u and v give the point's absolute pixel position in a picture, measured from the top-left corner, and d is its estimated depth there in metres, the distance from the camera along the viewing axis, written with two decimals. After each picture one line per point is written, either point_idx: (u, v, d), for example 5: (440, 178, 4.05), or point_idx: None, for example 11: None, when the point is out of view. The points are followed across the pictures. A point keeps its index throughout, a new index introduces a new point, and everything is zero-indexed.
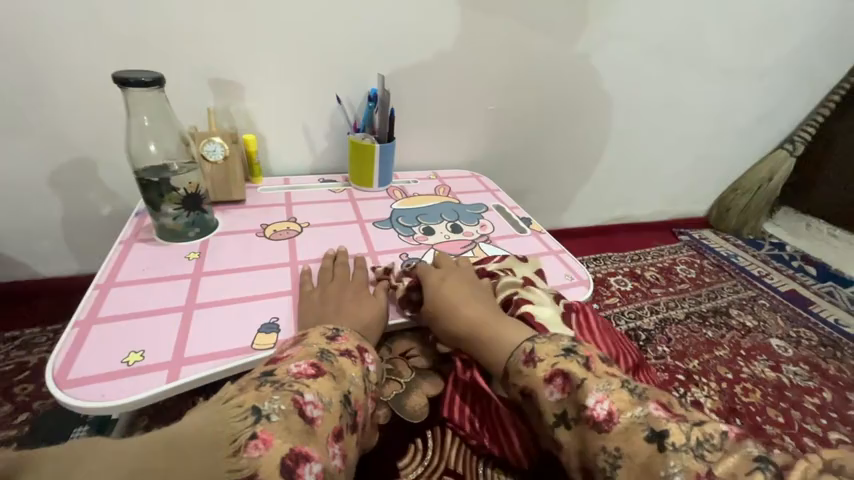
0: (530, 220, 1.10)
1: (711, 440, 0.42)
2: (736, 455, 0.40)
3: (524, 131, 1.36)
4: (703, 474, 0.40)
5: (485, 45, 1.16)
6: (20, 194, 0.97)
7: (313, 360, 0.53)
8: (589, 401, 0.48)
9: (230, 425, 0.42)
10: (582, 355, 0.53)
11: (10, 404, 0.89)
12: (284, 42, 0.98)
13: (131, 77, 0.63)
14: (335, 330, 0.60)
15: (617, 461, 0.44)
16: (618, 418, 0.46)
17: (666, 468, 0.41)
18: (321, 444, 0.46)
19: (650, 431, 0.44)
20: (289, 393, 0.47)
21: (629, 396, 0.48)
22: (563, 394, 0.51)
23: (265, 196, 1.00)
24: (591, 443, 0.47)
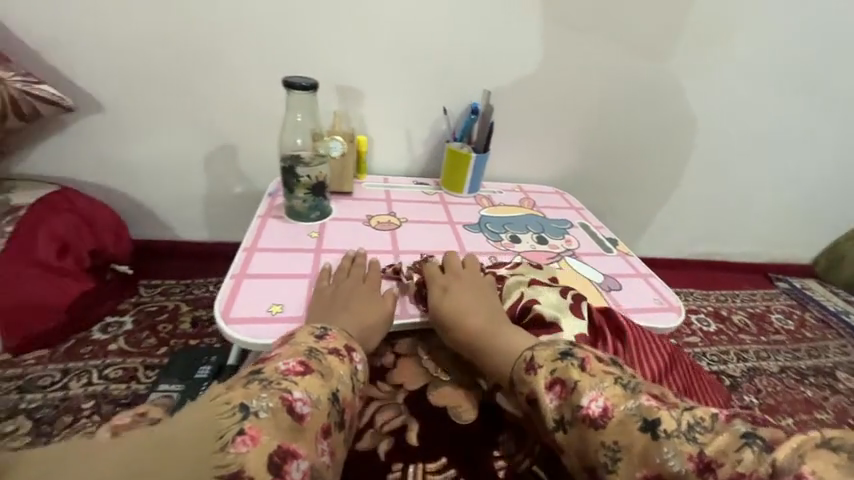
0: (616, 241, 1.10)
1: (703, 423, 0.46)
2: (730, 435, 0.44)
3: (616, 153, 1.36)
4: (695, 455, 0.44)
5: (588, 66, 1.21)
6: (166, 166, 1.10)
7: (302, 358, 0.53)
8: (585, 401, 0.52)
9: (218, 423, 0.43)
10: (579, 358, 0.56)
11: (155, 337, 1.02)
12: (405, 57, 1.11)
13: (296, 81, 0.78)
14: (322, 328, 0.61)
15: (617, 455, 0.48)
16: (614, 414, 0.50)
17: (663, 457, 0.45)
18: (309, 442, 0.47)
19: (642, 421, 0.48)
20: (277, 392, 0.47)
21: (623, 391, 0.51)
22: (561, 402, 0.54)
23: (369, 191, 1.11)
24: (592, 441, 0.50)
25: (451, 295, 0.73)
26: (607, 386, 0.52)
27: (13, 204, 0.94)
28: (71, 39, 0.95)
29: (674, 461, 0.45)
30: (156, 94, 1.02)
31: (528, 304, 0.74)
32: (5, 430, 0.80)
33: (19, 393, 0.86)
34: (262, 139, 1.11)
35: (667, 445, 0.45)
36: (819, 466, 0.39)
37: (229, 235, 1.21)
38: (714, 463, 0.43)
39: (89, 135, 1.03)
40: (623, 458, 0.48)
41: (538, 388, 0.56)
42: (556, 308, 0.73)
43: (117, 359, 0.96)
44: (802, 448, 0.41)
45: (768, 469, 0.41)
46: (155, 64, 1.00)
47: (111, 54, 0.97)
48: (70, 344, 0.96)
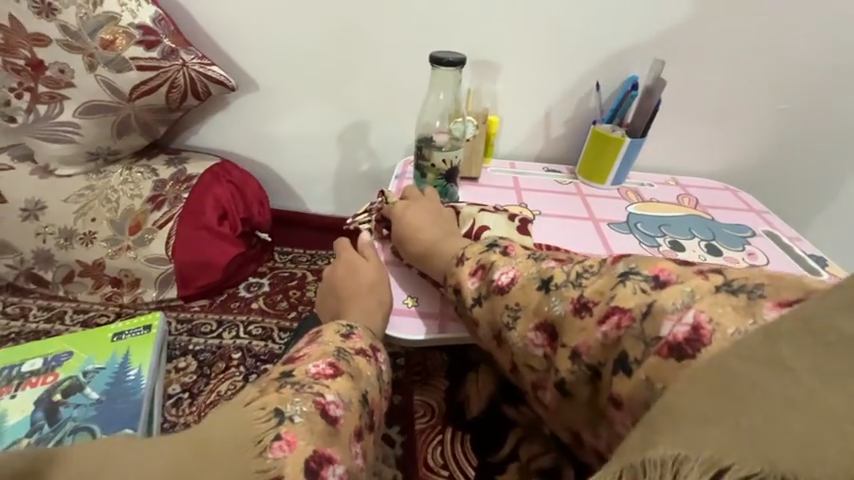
0: (824, 259, 0.83)
1: (590, 270, 0.47)
2: (609, 277, 0.45)
3: (824, 142, 1.02)
4: (576, 299, 0.46)
5: (800, 25, 0.92)
6: (305, 143, 1.15)
7: (330, 360, 0.50)
8: (496, 275, 0.53)
9: (253, 428, 0.40)
10: (502, 246, 0.57)
11: (287, 301, 1.11)
12: (555, 24, 0.96)
13: (445, 57, 0.72)
14: (349, 326, 0.57)
15: (517, 314, 0.50)
16: (518, 281, 0.51)
17: (550, 306, 0.47)
18: (344, 445, 0.44)
19: (540, 281, 0.50)
20: (310, 395, 0.45)
21: (531, 262, 0.52)
22: (480, 283, 0.55)
23: (496, 178, 1.01)
24: (499, 308, 0.52)
25: (402, 215, 0.72)
26: (519, 260, 0.53)
27: (188, 173, 1.08)
28: (237, 21, 1.02)
29: (559, 306, 0.46)
30: (302, 72, 1.06)
31: (476, 232, 0.74)
32: (179, 364, 0.95)
33: (188, 335, 1.01)
34: (393, 118, 1.09)
35: (554, 296, 0.48)
36: (716, 311, 0.37)
37: (353, 212, 1.24)
38: (591, 303, 0.44)
39: (246, 113, 1.13)
40: (523, 318, 0.50)
41: (461, 273, 0.58)
42: (503, 229, 0.75)
43: (258, 317, 1.06)
44: (699, 293, 0.38)
45: (643, 306, 0.40)
46: (304, 43, 1.03)
47: (269, 34, 1.03)
48: (223, 297, 1.10)
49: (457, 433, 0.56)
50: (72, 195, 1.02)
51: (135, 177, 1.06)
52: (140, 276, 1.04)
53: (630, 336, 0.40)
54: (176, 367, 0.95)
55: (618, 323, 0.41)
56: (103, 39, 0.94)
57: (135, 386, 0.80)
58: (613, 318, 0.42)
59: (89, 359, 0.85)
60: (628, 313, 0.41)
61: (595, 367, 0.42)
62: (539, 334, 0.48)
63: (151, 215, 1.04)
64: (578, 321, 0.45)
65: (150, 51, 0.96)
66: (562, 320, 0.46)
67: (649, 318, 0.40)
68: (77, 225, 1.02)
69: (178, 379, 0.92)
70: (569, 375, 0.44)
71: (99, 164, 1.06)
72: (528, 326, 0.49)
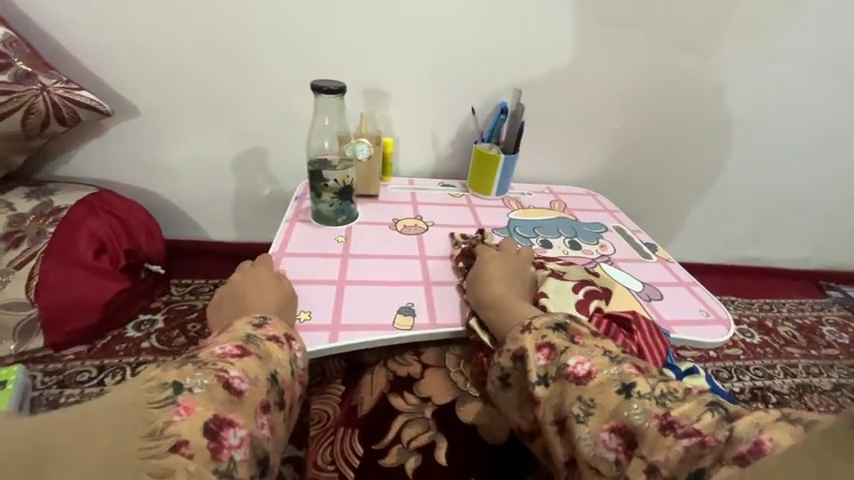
0: (655, 245, 1.03)
1: (674, 393, 0.45)
2: (695, 403, 0.43)
3: (654, 153, 1.28)
4: (661, 416, 0.43)
5: (626, 62, 1.15)
6: (198, 169, 1.12)
7: (239, 343, 0.48)
8: (571, 361, 0.50)
9: (144, 395, 0.38)
10: (570, 331, 0.54)
11: (184, 336, 1.04)
12: (433, 57, 1.09)
13: (324, 85, 0.78)
14: (263, 317, 0.55)
15: (591, 409, 0.47)
16: (596, 376, 0.48)
17: (630, 412, 0.44)
18: (247, 415, 0.43)
19: (621, 384, 0.47)
20: (212, 370, 0.43)
21: (608, 359, 0.50)
22: (547, 362, 0.52)
23: (395, 194, 1.08)
24: (569, 395, 0.49)
25: (491, 264, 0.71)
26: (594, 351, 0.51)
27: (55, 206, 0.97)
28: (110, 46, 0.98)
29: (641, 416, 0.44)
30: (190, 98, 1.04)
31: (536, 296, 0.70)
32: None
33: (59, 387, 0.89)
34: (292, 142, 1.11)
35: (635, 404, 0.45)
36: (777, 435, 0.37)
37: (258, 236, 1.22)
38: (678, 422, 0.42)
39: (128, 139, 1.06)
40: (595, 415, 0.46)
41: (525, 346, 0.55)
42: (560, 299, 0.69)
43: (149, 356, 0.98)
44: (763, 422, 0.39)
45: (725, 433, 0.40)
46: (189, 69, 1.02)
47: (149, 59, 1.00)
48: (106, 341, 0.99)
49: (346, 431, 0.58)
50: None
51: None
52: None
53: (710, 456, 0.39)
54: None
55: (702, 441, 0.40)
56: None
57: None
58: (697, 437, 0.41)
59: None
60: (710, 433, 0.40)
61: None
62: (614, 436, 0.45)
63: (5, 256, 0.92)
64: (661, 437, 0.42)
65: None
66: (642, 431, 0.43)
67: (729, 442, 0.39)
68: None
69: None
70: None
71: None
72: (603, 425, 0.46)
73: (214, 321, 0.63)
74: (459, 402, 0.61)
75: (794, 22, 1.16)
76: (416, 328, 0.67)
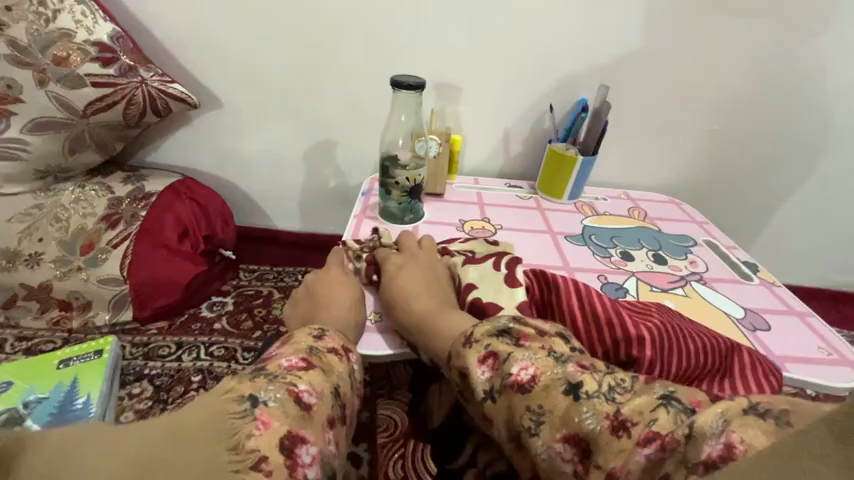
0: (756, 265, 0.91)
1: (622, 384, 0.41)
2: (647, 397, 0.39)
3: (756, 159, 1.12)
4: (611, 415, 0.38)
5: (731, 56, 1.02)
6: (271, 161, 1.15)
7: (303, 354, 0.47)
8: (514, 369, 0.45)
9: (222, 407, 0.38)
10: (515, 334, 0.48)
11: (251, 320, 1.09)
12: (511, 51, 1.02)
13: (404, 80, 0.76)
14: (320, 329, 0.53)
15: (541, 419, 0.42)
16: (540, 380, 0.43)
17: (582, 418, 0.39)
18: (317, 431, 0.42)
19: (567, 385, 0.41)
20: (283, 383, 0.42)
21: (552, 359, 0.44)
22: (493, 374, 0.46)
23: (461, 194, 1.04)
24: (517, 407, 0.43)
25: (401, 272, 0.66)
26: (537, 353, 0.45)
27: (147, 191, 1.05)
28: (201, 40, 1.02)
29: (592, 420, 0.39)
30: (267, 91, 1.07)
31: (466, 290, 0.67)
32: (134, 390, 0.91)
33: (144, 359, 0.97)
34: (360, 137, 1.11)
35: (586, 407, 0.40)
36: (750, 435, 0.33)
37: (321, 228, 1.24)
38: (630, 421, 0.38)
39: (210, 130, 1.11)
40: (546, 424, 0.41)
41: (469, 361, 0.48)
42: (493, 288, 0.65)
43: (221, 338, 1.03)
44: (730, 414, 0.35)
45: (685, 430, 0.35)
46: (269, 63, 1.04)
47: (233, 53, 1.03)
48: (184, 318, 1.06)
49: None
50: (17, 214, 0.98)
51: (88, 194, 1.03)
52: (92, 298, 0.99)
53: (672, 459, 0.35)
54: (129, 393, 0.90)
55: (663, 445, 0.36)
56: (56, 55, 0.92)
57: (81, 415, 0.76)
58: (657, 441, 0.36)
59: (31, 389, 0.79)
60: (671, 435, 0.36)
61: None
62: (568, 446, 0.40)
63: (105, 235, 1.00)
64: (614, 440, 0.38)
65: (107, 68, 0.95)
66: (595, 437, 0.38)
67: (691, 443, 0.35)
68: (21, 246, 0.97)
69: (131, 407, 0.88)
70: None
71: (48, 181, 1.02)
72: (556, 437, 0.41)
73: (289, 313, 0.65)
74: None
75: None
76: None
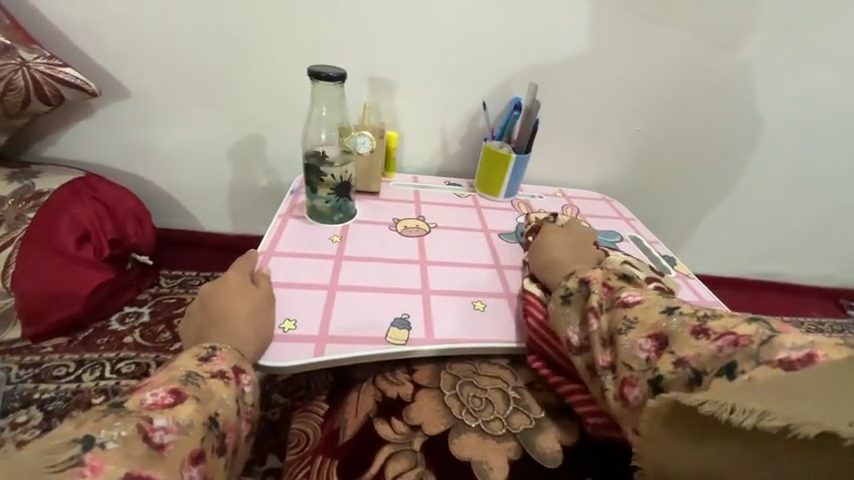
0: (674, 259, 0.95)
1: (716, 316, 0.46)
2: (736, 318, 0.44)
3: (675, 159, 1.20)
4: (698, 327, 0.44)
5: (649, 61, 1.07)
6: (190, 157, 1.06)
7: (175, 386, 0.44)
8: (624, 293, 0.52)
9: (47, 456, 0.33)
10: (635, 279, 0.56)
11: (169, 332, 0.98)
12: (443, 48, 1.01)
13: (323, 71, 0.71)
14: (211, 348, 0.50)
15: (633, 324, 0.49)
16: (644, 301, 0.50)
17: (669, 322, 0.47)
18: (171, 473, 0.37)
19: (665, 306, 0.49)
20: (135, 419, 0.39)
21: (660, 294, 0.52)
22: (604, 297, 0.54)
23: (397, 192, 1.01)
24: (615, 315, 0.51)
25: (550, 235, 0.72)
26: (644, 291, 0.53)
27: (37, 190, 0.93)
28: (99, 23, 0.92)
29: (678, 325, 0.46)
30: (182, 80, 0.98)
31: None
32: (17, 419, 0.79)
33: (35, 382, 0.85)
34: (290, 132, 1.05)
35: (675, 317, 0.47)
36: (832, 352, 0.36)
37: (253, 229, 1.16)
38: (712, 330, 0.43)
39: (115, 122, 1.01)
40: (637, 328, 0.48)
41: (593, 276, 0.56)
42: None
43: (131, 353, 0.93)
44: (818, 341, 0.38)
45: (763, 337, 0.39)
46: (183, 50, 0.96)
47: (140, 37, 0.94)
48: (88, 333, 0.95)
49: (324, 461, 0.52)
50: None
51: None
52: None
53: (741, 353, 0.39)
54: (12, 423, 0.79)
55: (736, 340, 0.41)
56: None
57: None
58: (732, 339, 0.41)
59: None
60: (747, 336, 0.41)
61: (698, 372, 0.41)
62: (650, 341, 0.46)
63: None
64: (693, 339, 0.44)
65: None
66: (676, 333, 0.45)
67: (765, 346, 0.39)
68: None
69: (14, 438, 0.77)
70: (670, 375, 0.43)
71: None
72: (642, 333, 0.47)
73: (189, 323, 0.60)
74: (453, 434, 0.54)
75: (833, 26, 1.07)
76: (410, 343, 0.61)
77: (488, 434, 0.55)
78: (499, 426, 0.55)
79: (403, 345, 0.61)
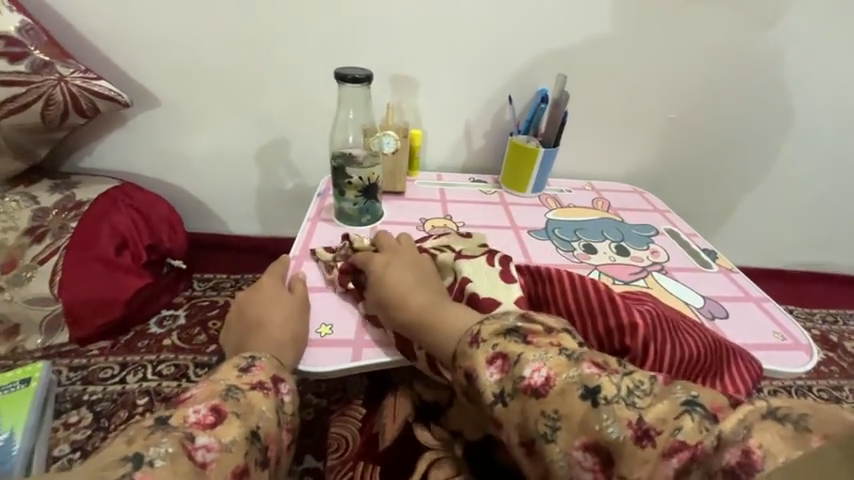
0: (715, 252, 0.91)
1: (642, 386, 0.38)
2: (670, 401, 0.36)
3: (711, 146, 1.14)
4: (634, 421, 0.36)
5: (684, 44, 1.02)
6: (218, 163, 1.08)
7: (217, 401, 0.44)
8: (527, 372, 0.40)
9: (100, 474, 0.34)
10: (521, 330, 0.44)
11: (205, 334, 1.01)
12: (466, 41, 0.99)
13: (349, 73, 0.71)
14: (249, 358, 0.51)
15: (557, 424, 0.38)
16: (555, 384, 0.39)
17: (603, 425, 0.36)
18: None
19: (583, 388, 0.38)
20: (179, 436, 0.39)
21: (566, 357, 0.41)
22: (502, 376, 0.42)
23: (422, 190, 1.00)
24: (530, 412, 0.39)
25: (389, 270, 0.61)
26: (546, 352, 0.41)
27: (77, 199, 0.97)
28: (128, 34, 0.94)
29: (616, 428, 0.36)
30: (208, 87, 1.00)
31: (457, 286, 0.64)
32: (69, 420, 0.83)
33: (83, 383, 0.89)
34: (314, 134, 1.05)
35: (606, 412, 0.37)
36: (768, 440, 0.31)
37: (280, 232, 1.18)
38: (654, 430, 0.35)
39: (147, 131, 1.03)
40: (562, 428, 0.38)
41: (475, 362, 0.44)
42: (487, 282, 0.64)
43: (170, 355, 0.96)
44: (749, 420, 0.33)
45: (713, 441, 0.33)
46: (208, 57, 0.97)
47: (168, 46, 0.95)
48: (129, 337, 0.98)
49: (368, 466, 0.53)
50: None
51: (10, 206, 0.94)
52: (21, 321, 0.90)
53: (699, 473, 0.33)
54: (65, 423, 0.83)
55: (692, 456, 0.34)
56: None
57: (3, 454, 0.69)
58: (685, 453, 0.34)
59: None
60: (698, 445, 0.34)
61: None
62: (589, 455, 0.37)
63: (29, 250, 0.92)
64: (638, 449, 0.35)
65: (16, 65, 0.87)
66: (618, 446, 0.36)
67: (717, 455, 0.33)
68: None
69: (66, 438, 0.81)
70: None
71: None
72: (573, 442, 0.37)
73: (228, 330, 0.61)
74: (496, 440, 0.54)
75: None
76: None
77: None
78: None
79: None
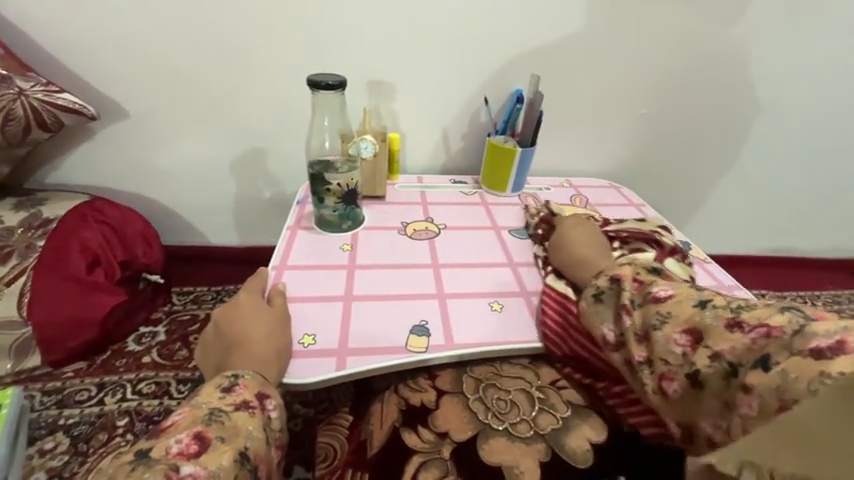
0: (689, 243, 0.94)
1: (749, 304, 0.47)
2: (768, 307, 0.45)
3: (680, 141, 1.18)
4: (731, 321, 0.45)
5: (650, 43, 1.05)
6: (192, 173, 1.05)
7: (199, 429, 0.43)
8: (655, 288, 0.54)
9: None
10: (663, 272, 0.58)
11: (186, 349, 0.99)
12: (439, 45, 0.99)
13: (323, 81, 0.70)
14: (233, 376, 0.50)
15: (666, 318, 0.50)
16: (675, 295, 0.52)
17: (703, 317, 0.48)
18: None
19: (698, 299, 0.50)
20: (162, 469, 0.38)
21: (691, 288, 0.52)
22: (635, 291, 0.56)
23: (403, 194, 1.00)
24: (648, 313, 0.52)
25: (570, 233, 0.73)
26: (676, 283, 0.54)
27: (44, 217, 0.94)
28: (91, 46, 0.91)
29: (711, 318, 0.47)
30: (178, 97, 0.97)
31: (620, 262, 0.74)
32: (46, 445, 0.80)
33: (59, 407, 0.86)
34: (290, 141, 1.04)
35: (709, 311, 0.48)
36: None
37: (260, 240, 1.15)
38: (746, 322, 0.44)
39: (115, 144, 1.00)
40: (671, 322, 0.50)
41: (622, 273, 0.58)
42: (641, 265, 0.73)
43: (151, 372, 0.93)
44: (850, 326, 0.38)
45: (795, 327, 0.41)
46: (177, 66, 0.95)
47: (134, 57, 0.93)
48: (106, 356, 0.95)
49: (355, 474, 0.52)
50: None
51: None
52: None
53: (775, 344, 0.41)
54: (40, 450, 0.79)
55: (768, 332, 0.42)
56: None
57: None
58: (766, 330, 0.42)
59: None
60: (778, 329, 0.42)
61: (735, 365, 0.43)
62: (686, 336, 0.48)
63: None
64: (727, 332, 0.45)
65: None
66: (711, 330, 0.46)
67: (798, 337, 0.40)
68: None
69: (43, 465, 0.78)
70: (707, 369, 0.45)
71: None
72: (676, 328, 0.49)
73: (209, 346, 0.60)
74: (482, 439, 0.54)
75: None
76: (431, 350, 0.61)
77: (516, 437, 0.55)
78: (527, 428, 0.56)
79: (424, 352, 0.61)
